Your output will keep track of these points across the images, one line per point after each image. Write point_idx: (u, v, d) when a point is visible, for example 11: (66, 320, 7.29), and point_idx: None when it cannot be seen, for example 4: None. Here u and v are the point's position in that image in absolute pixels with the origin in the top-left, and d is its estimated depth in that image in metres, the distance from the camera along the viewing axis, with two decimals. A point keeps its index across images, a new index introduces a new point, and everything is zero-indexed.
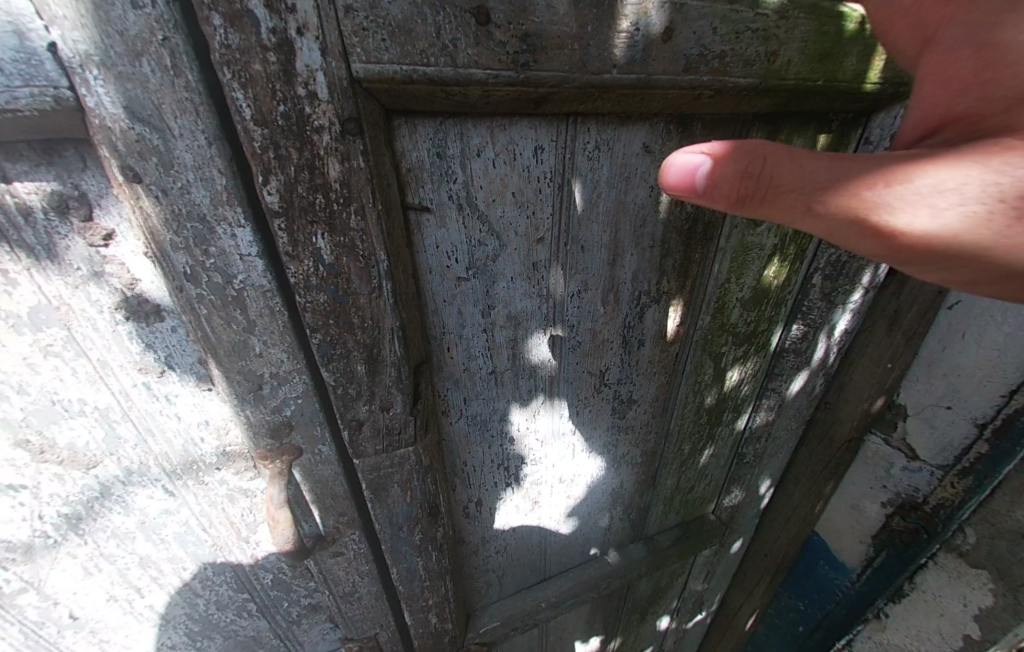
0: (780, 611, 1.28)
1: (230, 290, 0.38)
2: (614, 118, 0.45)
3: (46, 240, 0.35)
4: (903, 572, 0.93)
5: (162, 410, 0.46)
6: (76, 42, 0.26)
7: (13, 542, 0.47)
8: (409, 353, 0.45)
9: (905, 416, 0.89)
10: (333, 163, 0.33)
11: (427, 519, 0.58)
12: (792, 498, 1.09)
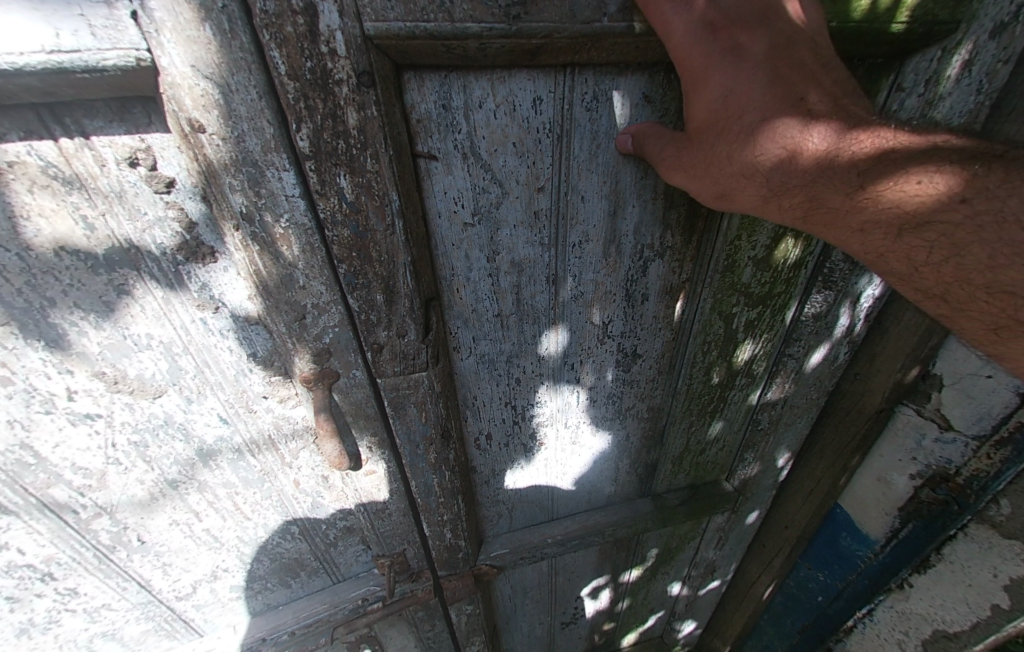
0: (799, 584, 1.25)
1: (275, 228, 0.45)
2: (610, 66, 0.47)
3: (116, 185, 0.40)
4: (929, 543, 0.90)
5: (218, 344, 0.52)
6: (153, 11, 0.32)
7: (90, 469, 0.54)
8: (420, 286, 0.52)
9: (940, 386, 0.83)
10: (351, 111, 0.39)
11: (441, 440, 0.67)
12: (816, 469, 1.07)
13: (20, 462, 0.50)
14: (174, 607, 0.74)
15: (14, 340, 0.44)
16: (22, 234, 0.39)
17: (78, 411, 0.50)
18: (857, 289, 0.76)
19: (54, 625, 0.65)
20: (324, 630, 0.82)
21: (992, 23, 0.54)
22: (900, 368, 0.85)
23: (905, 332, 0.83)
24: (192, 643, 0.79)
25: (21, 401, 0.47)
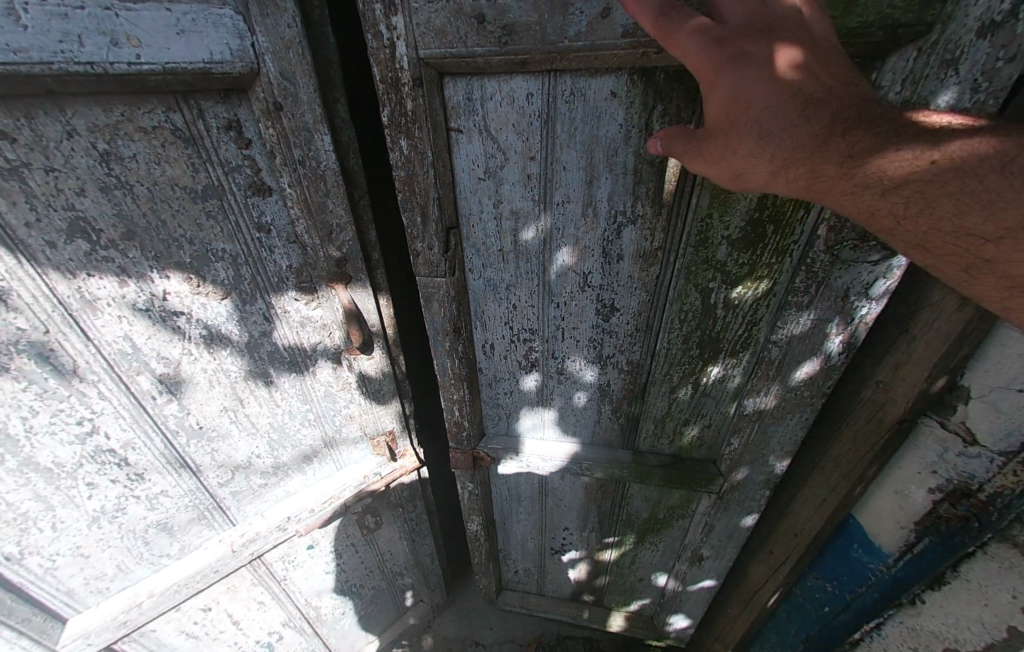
0: (808, 592, 1.30)
1: (318, 169, 0.89)
2: (582, 71, 0.72)
3: (215, 143, 0.81)
4: (946, 560, 0.91)
5: (269, 252, 0.96)
6: (260, 46, 0.75)
7: (171, 358, 0.94)
8: (443, 216, 0.90)
9: (966, 399, 0.83)
10: (408, 100, 0.76)
11: (453, 334, 1.10)
12: (830, 480, 1.11)
13: (123, 350, 0.88)
14: (214, 494, 1.16)
15: (135, 254, 0.82)
16: (157, 176, 0.79)
17: (169, 307, 0.89)
18: (841, 284, 0.81)
19: (122, 513, 1.03)
20: (335, 501, 1.34)
21: (980, 22, 0.54)
22: (924, 379, 0.85)
23: (935, 341, 0.82)
24: (228, 533, 1.24)
25: (133, 300, 0.85)
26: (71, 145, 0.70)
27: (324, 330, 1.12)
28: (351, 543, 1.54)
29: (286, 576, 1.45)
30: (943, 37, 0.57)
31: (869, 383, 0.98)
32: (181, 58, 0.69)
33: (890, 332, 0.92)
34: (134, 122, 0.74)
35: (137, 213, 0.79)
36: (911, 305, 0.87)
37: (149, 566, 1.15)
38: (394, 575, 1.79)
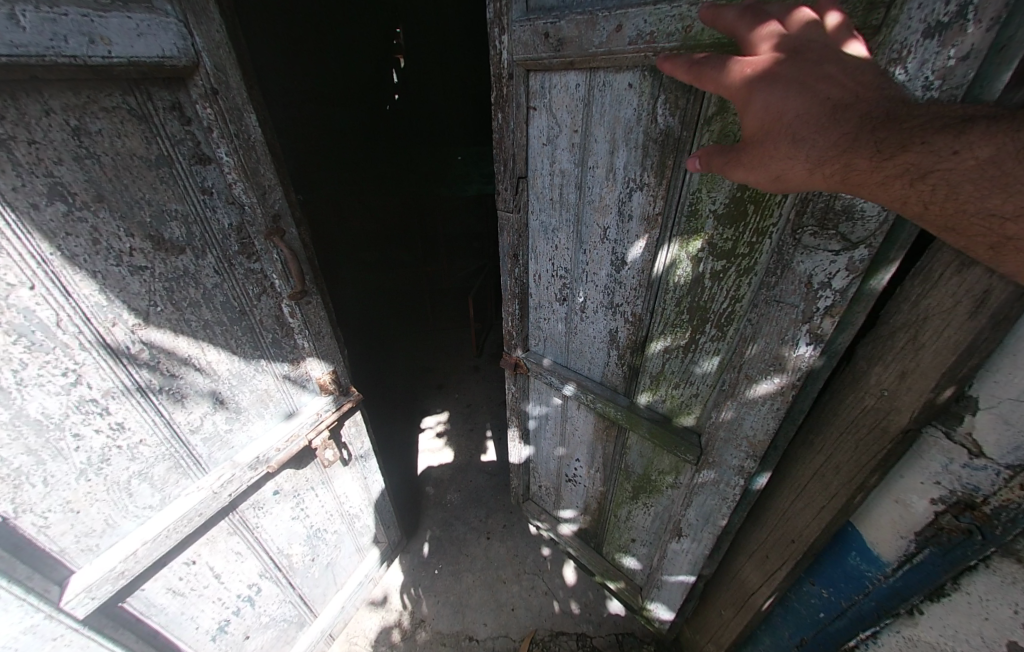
0: (801, 598, 1.30)
1: (250, 142, 0.98)
2: (609, 69, 0.99)
3: (163, 122, 0.85)
4: (948, 572, 0.90)
5: (214, 211, 0.97)
6: (196, 43, 0.84)
7: (139, 308, 0.91)
8: (514, 169, 1.32)
9: (975, 409, 0.80)
10: (508, 93, 1.21)
11: (515, 258, 1.53)
12: (830, 487, 1.07)
13: (99, 304, 0.85)
14: (188, 443, 1.10)
15: (105, 213, 0.82)
16: (118, 148, 0.81)
17: (136, 263, 0.88)
18: (804, 269, 0.87)
19: (106, 464, 0.96)
20: (298, 438, 1.32)
21: (926, 23, 0.57)
22: (933, 387, 0.82)
23: (943, 350, 0.79)
24: (205, 478, 1.16)
25: (104, 256, 0.84)
26: (48, 122, 0.72)
27: (268, 282, 1.13)
28: (311, 487, 1.54)
29: (259, 524, 1.38)
30: (890, 38, 0.61)
31: (870, 392, 0.93)
32: (141, 55, 0.77)
33: (890, 340, 0.88)
34: (98, 104, 0.77)
35: (102, 176, 0.80)
36: (914, 315, 0.83)
37: (135, 520, 1.05)
38: (352, 518, 1.82)
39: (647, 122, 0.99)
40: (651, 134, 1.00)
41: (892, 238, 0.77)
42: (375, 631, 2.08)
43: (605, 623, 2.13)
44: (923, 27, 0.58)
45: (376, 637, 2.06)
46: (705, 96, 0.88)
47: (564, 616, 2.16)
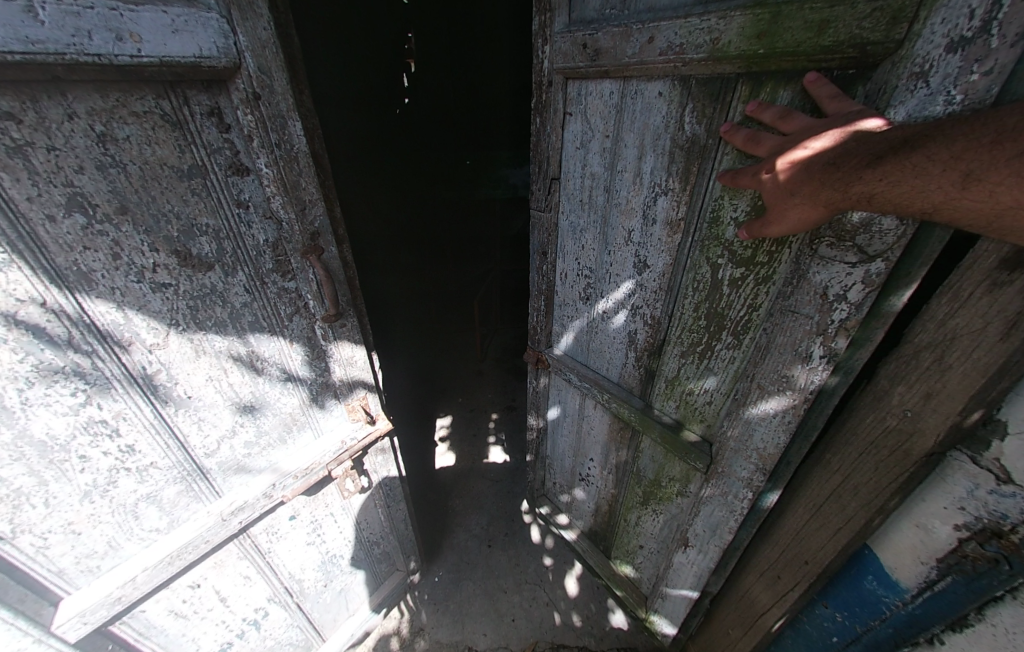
0: (813, 620, 1.27)
1: (292, 152, 0.94)
2: (641, 78, 1.06)
3: (198, 128, 0.82)
4: (973, 601, 0.88)
5: (248, 227, 0.94)
6: (241, 44, 0.80)
7: (158, 327, 0.89)
8: (549, 170, 1.42)
9: (1003, 434, 0.77)
10: (548, 99, 1.32)
11: (543, 254, 1.62)
12: (847, 508, 1.04)
13: (116, 321, 0.84)
14: (202, 464, 1.08)
15: (127, 227, 0.79)
16: (147, 157, 0.78)
17: (159, 280, 0.86)
18: (819, 280, 0.87)
19: (113, 487, 0.94)
20: (318, 467, 1.29)
21: (949, 38, 0.61)
22: (959, 410, 0.79)
23: (972, 372, 0.77)
24: (216, 503, 1.14)
25: (124, 271, 0.81)
26: (70, 128, 0.70)
27: (302, 302, 1.10)
28: (329, 514, 1.50)
29: (271, 548, 1.36)
30: (913, 52, 0.64)
31: (892, 412, 0.90)
32: (176, 54, 0.73)
33: (914, 361, 0.85)
34: (128, 107, 0.74)
35: (127, 188, 0.78)
36: (941, 335, 0.80)
37: (141, 543, 1.04)
38: (371, 544, 1.76)
39: (674, 130, 1.05)
40: (678, 141, 1.05)
41: (913, 254, 0.75)
42: (374, 639, 2.05)
43: (606, 637, 2.09)
44: (947, 42, 0.61)
45: (375, 644, 2.03)
46: (731, 106, 0.93)
47: (565, 629, 2.12)
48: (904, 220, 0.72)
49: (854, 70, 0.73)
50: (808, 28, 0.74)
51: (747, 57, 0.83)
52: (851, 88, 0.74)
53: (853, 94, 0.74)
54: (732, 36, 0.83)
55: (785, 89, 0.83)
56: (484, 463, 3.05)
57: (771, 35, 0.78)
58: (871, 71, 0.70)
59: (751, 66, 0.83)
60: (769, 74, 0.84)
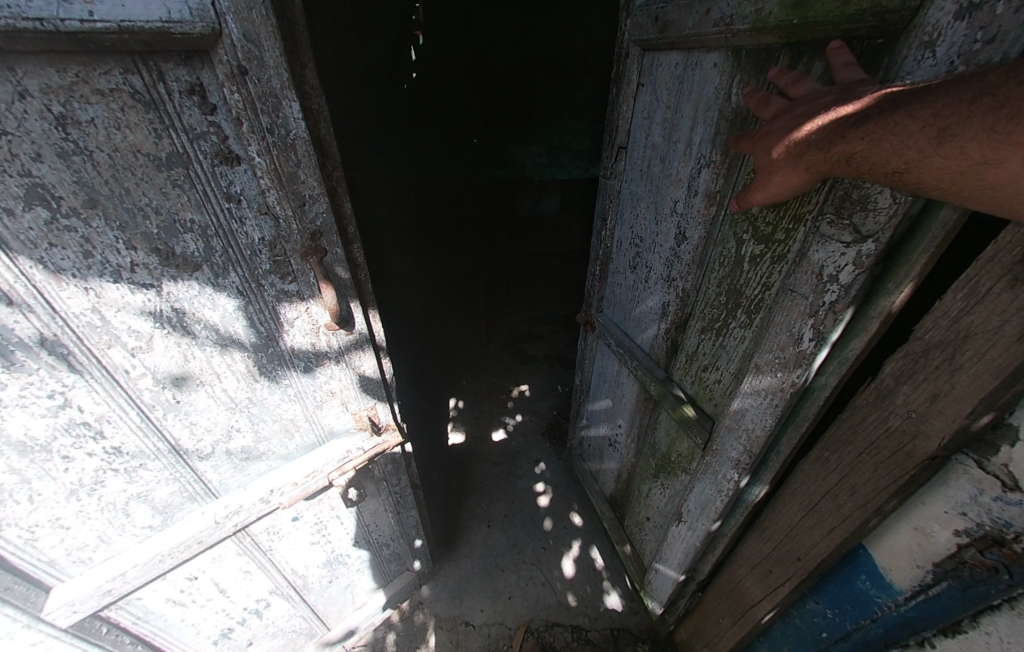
0: (804, 615, 1.26)
1: (287, 139, 0.81)
2: (701, 50, 1.05)
3: (178, 109, 0.72)
4: (966, 607, 0.85)
5: (241, 223, 0.85)
6: (225, 8, 0.67)
7: (141, 331, 0.84)
8: (617, 137, 1.46)
9: (1013, 440, 0.72)
10: (626, 67, 1.35)
11: (603, 220, 1.68)
12: (842, 505, 1.01)
13: (91, 323, 0.79)
14: (195, 467, 1.06)
15: (99, 222, 0.73)
16: (117, 143, 0.70)
17: (138, 280, 0.80)
18: (818, 258, 0.84)
19: (101, 486, 0.93)
20: (319, 476, 1.22)
21: (958, 4, 0.57)
22: (966, 415, 0.74)
23: (984, 374, 0.71)
24: (211, 504, 1.13)
25: (99, 270, 0.76)
26: (23, 108, 0.62)
27: (303, 304, 1.00)
28: (335, 516, 1.47)
29: (272, 547, 1.36)
30: (924, 20, 0.61)
31: (896, 412, 0.85)
32: (136, 18, 0.62)
33: (924, 358, 0.79)
34: (91, 85, 0.65)
35: (97, 180, 0.71)
36: (955, 333, 0.74)
37: (133, 538, 1.05)
38: (379, 545, 1.74)
39: (723, 101, 1.02)
40: (725, 111, 1.02)
41: (912, 241, 0.70)
42: None
43: (600, 618, 2.12)
44: (955, 9, 0.57)
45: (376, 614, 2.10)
46: (772, 78, 0.89)
47: (561, 608, 2.16)
48: (898, 198, 0.69)
49: (883, 39, 0.68)
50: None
51: (784, 29, 0.81)
52: (880, 58, 0.69)
53: (880, 64, 0.69)
54: (773, 6, 0.82)
55: (820, 62, 0.79)
56: (489, 445, 3.08)
57: (804, 4, 0.76)
58: (896, 45, 0.66)
59: (789, 37, 0.81)
60: (808, 45, 0.80)
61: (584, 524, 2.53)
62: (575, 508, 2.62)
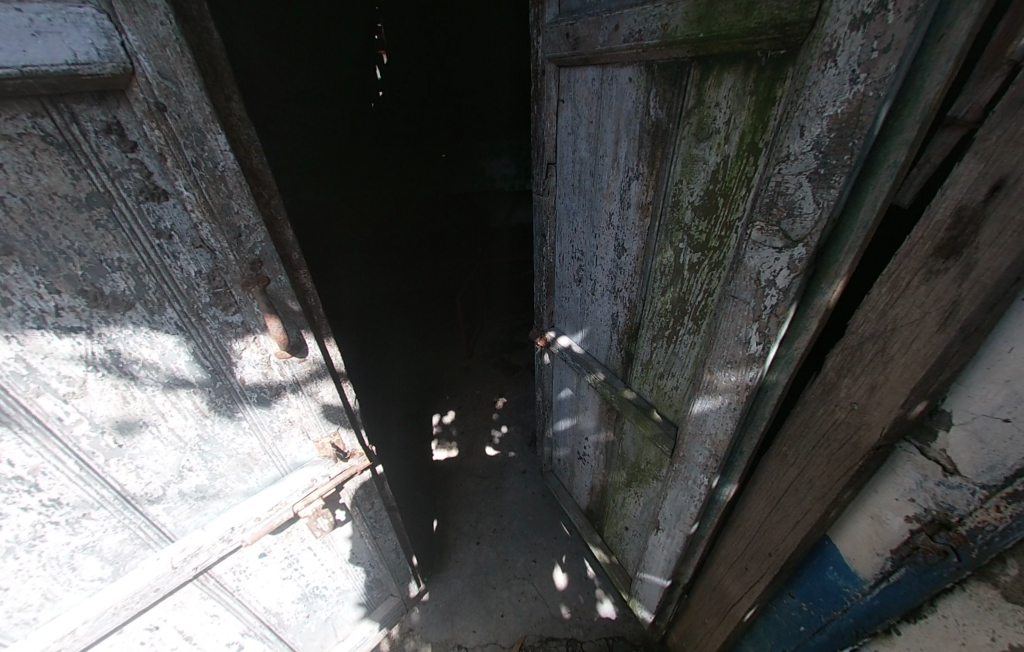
0: (782, 609, 1.27)
1: (216, 172, 0.81)
2: (615, 65, 1.09)
3: (95, 149, 0.71)
4: (924, 592, 0.87)
5: (174, 258, 0.83)
6: (136, 48, 0.67)
7: (73, 376, 0.81)
8: (546, 153, 1.49)
9: (948, 425, 0.75)
10: (544, 84, 1.38)
11: (542, 235, 1.69)
12: (803, 501, 1.02)
13: (16, 372, 0.76)
14: (145, 512, 1.02)
15: (16, 268, 0.70)
16: (30, 187, 0.68)
17: (64, 324, 0.78)
18: (753, 264, 0.87)
19: (40, 541, 0.89)
20: (283, 508, 1.20)
21: (853, 15, 0.60)
22: (902, 404, 0.76)
23: (912, 364, 0.73)
24: (167, 548, 1.09)
25: (19, 317, 0.73)
26: None
27: (251, 335, 0.99)
28: (307, 548, 1.42)
29: (239, 587, 1.31)
30: (823, 31, 0.64)
31: (840, 404, 0.87)
32: (40, 63, 0.61)
33: (859, 352, 0.81)
34: None
35: (10, 227, 0.68)
36: (882, 325, 0.76)
37: (82, 592, 1.00)
38: (359, 574, 1.69)
39: (642, 114, 1.06)
40: (645, 126, 1.07)
41: (839, 243, 0.73)
42: None
43: (594, 628, 2.09)
44: (850, 20, 0.60)
45: None
46: (686, 90, 0.93)
47: (554, 621, 2.12)
48: (821, 205, 0.71)
49: (785, 51, 0.72)
50: (738, 13, 0.74)
51: (691, 42, 0.84)
52: (784, 69, 0.73)
53: (785, 75, 0.73)
54: (678, 22, 0.85)
55: (730, 73, 0.83)
56: (473, 460, 3.03)
57: (709, 18, 0.79)
58: (799, 55, 0.69)
59: (697, 50, 0.84)
60: (716, 58, 0.84)
61: (573, 533, 2.51)
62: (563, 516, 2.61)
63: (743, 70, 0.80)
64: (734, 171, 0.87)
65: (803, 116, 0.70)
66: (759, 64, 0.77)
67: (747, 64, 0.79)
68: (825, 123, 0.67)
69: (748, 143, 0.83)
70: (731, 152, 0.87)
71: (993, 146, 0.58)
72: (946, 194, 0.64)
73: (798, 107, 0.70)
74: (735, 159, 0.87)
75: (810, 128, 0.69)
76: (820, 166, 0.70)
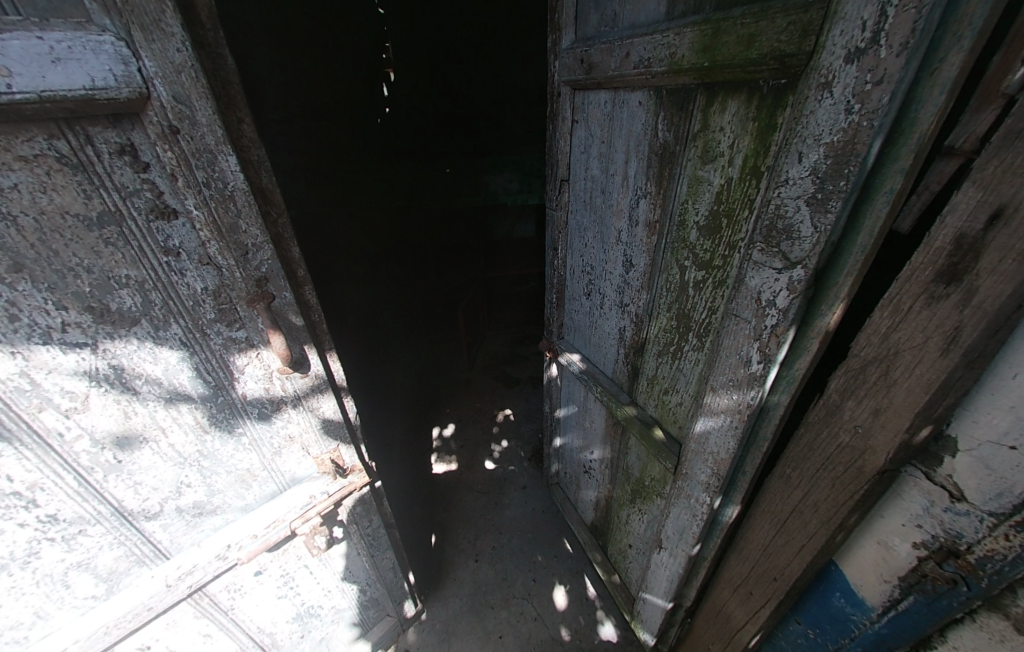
0: (788, 636, 1.24)
1: (226, 191, 0.82)
2: (626, 89, 1.11)
3: (108, 170, 0.72)
4: (933, 622, 0.85)
5: (181, 275, 0.84)
6: (151, 73, 0.69)
7: (76, 391, 0.82)
8: (559, 171, 1.51)
9: (953, 451, 0.74)
10: (559, 104, 1.41)
11: (555, 248, 1.71)
12: (809, 524, 1.00)
13: (19, 387, 0.76)
14: (141, 528, 1.00)
15: (24, 285, 0.71)
16: (44, 206, 0.69)
17: (70, 340, 0.78)
18: (754, 285, 0.87)
19: (35, 558, 0.88)
20: (280, 525, 1.19)
21: (846, 50, 0.61)
22: (907, 429, 0.75)
23: (916, 388, 0.73)
24: (162, 566, 1.07)
25: (26, 334, 0.74)
26: None
27: (254, 350, 0.99)
28: (303, 566, 1.40)
29: (234, 605, 1.29)
30: (819, 64, 0.66)
31: (844, 427, 0.86)
32: (58, 88, 0.62)
33: (861, 375, 0.81)
34: (12, 152, 0.65)
35: (21, 245, 0.69)
36: (885, 349, 0.76)
37: (74, 611, 0.99)
38: (356, 592, 1.66)
39: (650, 136, 1.08)
40: (652, 147, 1.08)
41: (838, 265, 0.74)
42: None
43: None
44: (844, 54, 0.62)
45: None
46: (692, 114, 0.95)
47: (552, 643, 2.07)
48: (819, 228, 0.72)
49: (786, 80, 0.73)
50: (741, 44, 0.77)
51: (697, 70, 0.86)
52: (785, 97, 0.74)
53: (785, 103, 0.74)
54: (684, 50, 0.87)
55: (734, 99, 0.84)
56: (474, 474, 3.00)
57: (712, 48, 0.82)
58: (798, 84, 0.71)
59: (703, 78, 0.87)
60: (721, 84, 0.86)
61: (574, 551, 2.47)
62: (563, 534, 2.56)
63: (746, 97, 0.82)
64: (737, 192, 0.88)
65: (800, 143, 0.71)
66: (762, 92, 0.79)
67: (750, 91, 0.81)
68: (822, 150, 0.68)
69: (751, 166, 0.84)
70: (735, 174, 0.89)
71: (991, 177, 0.59)
72: (944, 222, 0.65)
73: (796, 134, 0.72)
74: (738, 181, 0.88)
75: (807, 154, 0.71)
76: (817, 191, 0.71)
